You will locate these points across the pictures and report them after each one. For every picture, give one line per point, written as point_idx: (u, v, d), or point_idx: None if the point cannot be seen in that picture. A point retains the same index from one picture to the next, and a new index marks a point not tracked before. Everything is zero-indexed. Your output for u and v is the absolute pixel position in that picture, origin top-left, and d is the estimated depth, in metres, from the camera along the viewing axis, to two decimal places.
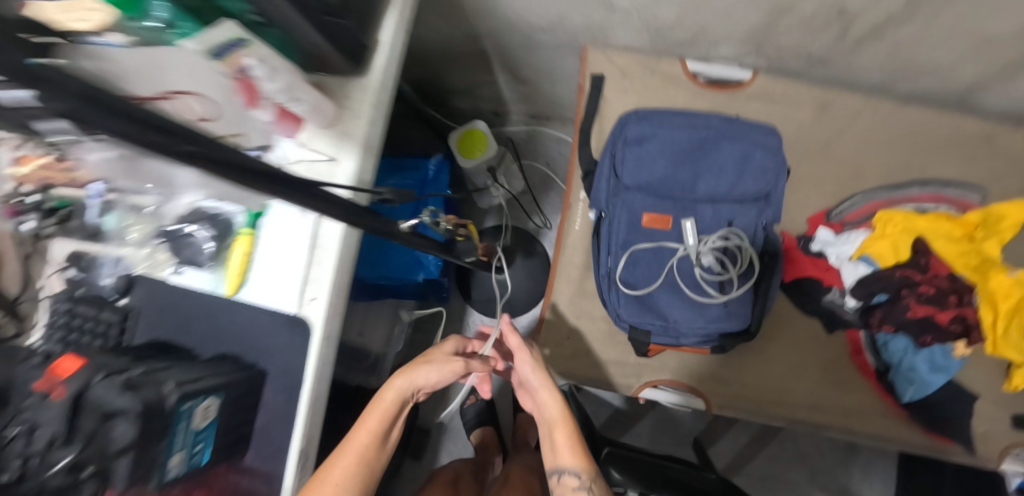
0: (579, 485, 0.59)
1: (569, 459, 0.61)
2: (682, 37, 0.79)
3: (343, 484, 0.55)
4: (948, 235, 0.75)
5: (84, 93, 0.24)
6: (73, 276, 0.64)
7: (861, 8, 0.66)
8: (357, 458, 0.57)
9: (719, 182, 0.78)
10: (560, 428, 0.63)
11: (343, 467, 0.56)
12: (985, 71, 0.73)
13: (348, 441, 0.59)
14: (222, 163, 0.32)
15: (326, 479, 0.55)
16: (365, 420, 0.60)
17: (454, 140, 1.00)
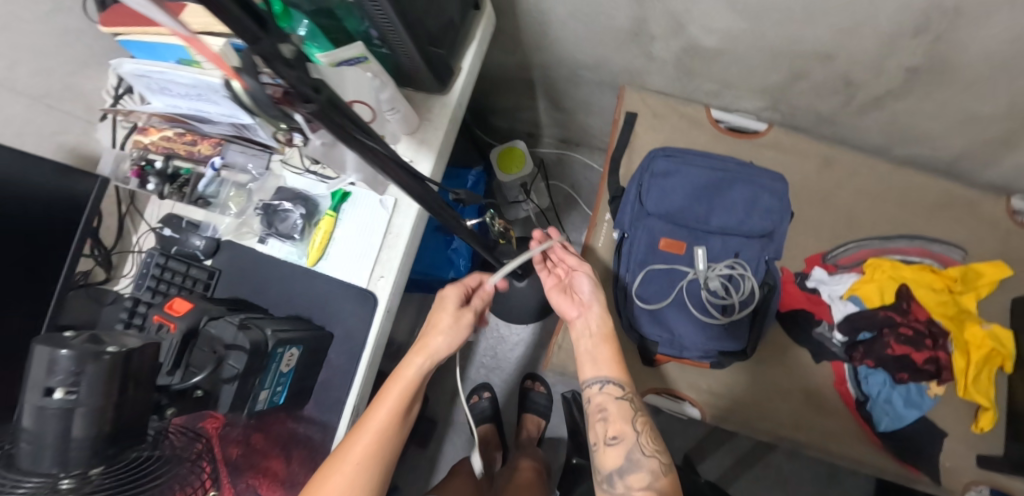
0: (623, 395, 0.66)
1: (611, 371, 0.67)
2: (710, 88, 0.91)
3: (366, 459, 0.56)
4: (928, 285, 0.87)
5: (336, 106, 0.32)
6: (166, 234, 0.71)
7: (866, 81, 0.77)
8: (376, 434, 0.58)
9: (731, 217, 0.87)
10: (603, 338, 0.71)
11: (364, 439, 0.57)
12: (968, 145, 0.84)
13: (367, 415, 0.59)
14: (393, 168, 0.41)
15: (350, 449, 0.57)
16: (384, 396, 0.60)
17: (494, 156, 1.11)
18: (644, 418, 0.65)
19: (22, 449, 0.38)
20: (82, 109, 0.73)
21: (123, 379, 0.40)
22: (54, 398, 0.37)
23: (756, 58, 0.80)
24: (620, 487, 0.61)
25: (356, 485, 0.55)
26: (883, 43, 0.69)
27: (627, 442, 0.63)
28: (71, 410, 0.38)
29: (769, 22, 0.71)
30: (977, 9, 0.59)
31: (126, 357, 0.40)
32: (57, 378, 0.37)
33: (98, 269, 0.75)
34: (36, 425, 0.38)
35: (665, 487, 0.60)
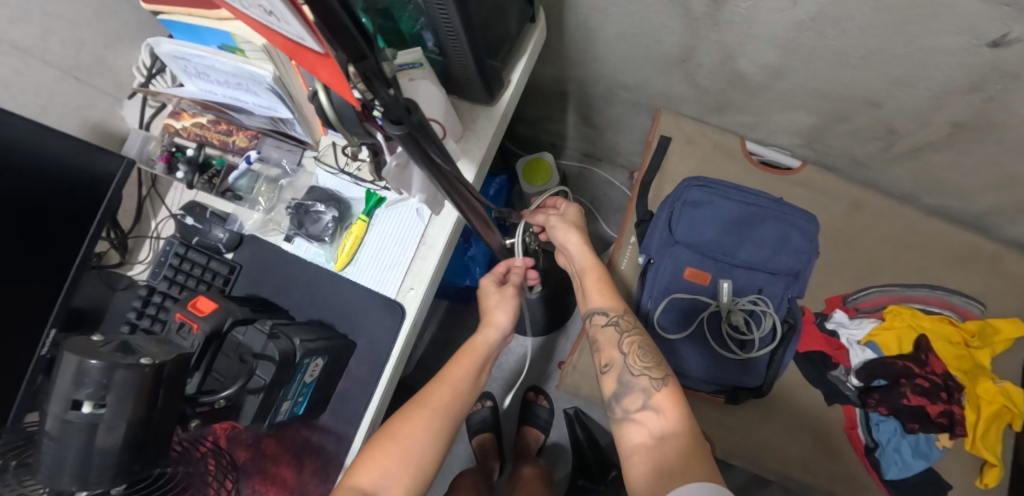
0: (607, 321, 0.69)
1: (598, 301, 0.72)
2: (748, 120, 0.90)
3: (442, 408, 0.61)
4: (945, 337, 0.87)
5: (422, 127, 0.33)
6: (189, 223, 0.68)
7: (908, 131, 0.77)
8: (450, 387, 0.64)
9: (758, 252, 0.86)
10: (591, 273, 0.74)
11: (440, 392, 0.63)
12: (1001, 202, 0.84)
13: (444, 374, 0.66)
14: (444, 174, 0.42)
15: (429, 398, 0.62)
16: (459, 358, 0.68)
17: (520, 165, 1.09)
18: (635, 338, 0.67)
19: (42, 463, 0.36)
20: (111, 85, 0.71)
21: (152, 392, 0.38)
22: (80, 413, 0.35)
23: (800, 96, 0.79)
24: (619, 411, 0.62)
25: (431, 429, 0.59)
26: (934, 96, 0.68)
27: (618, 365, 0.65)
28: (97, 425, 0.35)
29: (820, 64, 0.70)
30: None
31: (158, 370, 0.38)
32: (85, 391, 0.35)
33: (112, 252, 0.72)
34: (58, 439, 0.35)
35: (660, 401, 0.60)
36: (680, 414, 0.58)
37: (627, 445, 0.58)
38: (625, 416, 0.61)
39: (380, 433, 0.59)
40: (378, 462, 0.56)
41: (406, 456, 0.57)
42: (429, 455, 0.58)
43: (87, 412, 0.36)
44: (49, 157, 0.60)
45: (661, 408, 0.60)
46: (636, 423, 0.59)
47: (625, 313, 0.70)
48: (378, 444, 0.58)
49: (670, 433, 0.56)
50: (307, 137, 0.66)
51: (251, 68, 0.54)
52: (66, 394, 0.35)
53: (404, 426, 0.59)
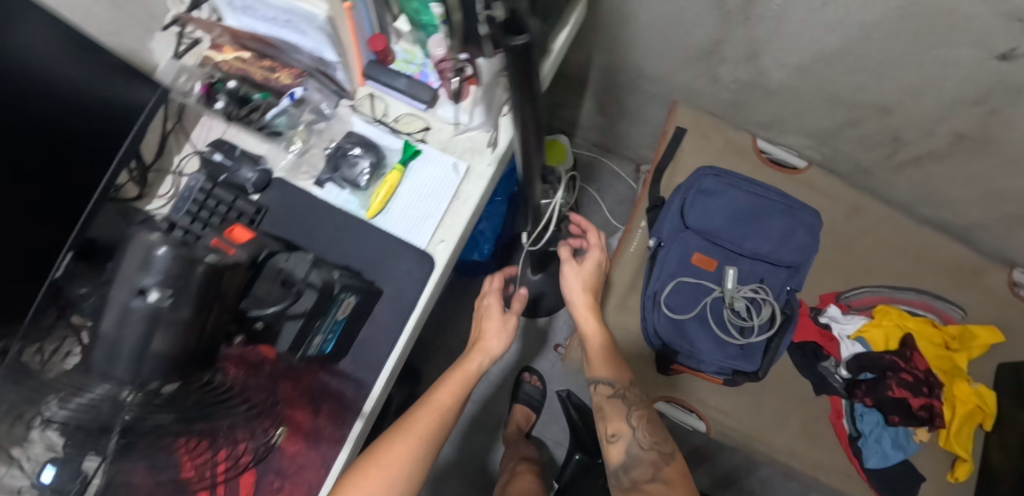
0: (612, 392, 0.71)
1: (603, 372, 0.73)
2: (763, 119, 0.93)
3: (428, 435, 0.63)
4: (928, 338, 0.92)
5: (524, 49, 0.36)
6: (217, 159, 0.67)
7: (913, 139, 0.82)
8: (437, 414, 0.65)
9: (764, 244, 0.90)
10: (594, 339, 0.76)
11: (426, 419, 0.64)
12: (987, 216, 0.90)
13: (432, 399, 0.67)
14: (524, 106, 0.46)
15: (415, 425, 0.63)
16: (448, 383, 0.69)
17: None
18: (641, 412, 0.70)
19: (99, 353, 0.35)
20: (145, 14, 0.69)
21: (213, 288, 0.38)
22: (145, 301, 0.35)
23: (817, 99, 0.83)
24: (626, 482, 0.65)
25: (415, 457, 0.61)
26: (942, 106, 0.73)
27: (625, 438, 0.68)
28: (163, 313, 0.35)
29: (841, 67, 0.74)
30: None
31: (219, 271, 0.38)
32: (153, 279, 0.35)
33: (130, 185, 0.70)
34: (119, 330, 0.35)
35: (669, 475, 0.64)
36: (685, 490, 0.63)
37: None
38: (633, 486, 0.64)
39: (365, 457, 0.60)
40: (365, 487, 0.57)
41: (393, 479, 0.58)
42: (413, 479, 0.60)
43: (152, 300, 0.35)
44: (84, 72, 0.57)
45: (669, 481, 0.63)
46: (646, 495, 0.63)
47: (631, 386, 0.72)
48: (365, 466, 0.59)
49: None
50: (348, 84, 0.66)
51: (303, 6, 0.53)
52: (135, 280, 0.35)
53: (391, 452, 0.60)
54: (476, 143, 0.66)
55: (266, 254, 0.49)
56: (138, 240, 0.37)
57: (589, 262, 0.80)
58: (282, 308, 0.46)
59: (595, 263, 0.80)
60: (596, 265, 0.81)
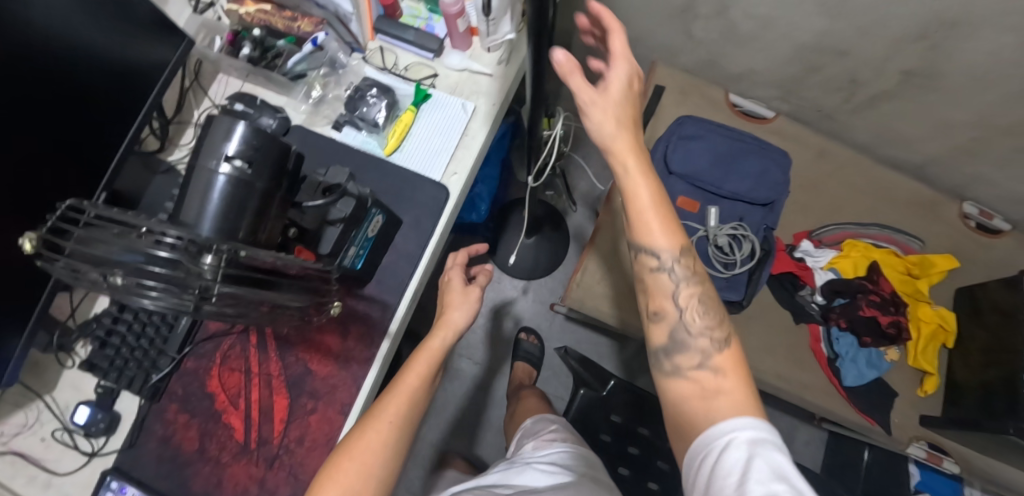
0: (658, 265, 0.57)
1: (654, 235, 0.56)
2: (735, 73, 1.02)
3: (401, 421, 0.57)
4: (892, 266, 1.03)
5: None
6: (237, 108, 0.70)
7: (867, 80, 0.91)
8: (407, 401, 0.59)
9: (742, 184, 0.98)
10: (640, 188, 0.55)
11: (394, 403, 0.58)
12: (935, 151, 1.01)
13: (397, 382, 0.61)
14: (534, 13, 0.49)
15: (382, 411, 0.57)
16: (414, 365, 0.62)
17: None
18: (693, 288, 0.57)
19: (189, 213, 0.40)
20: None
21: (280, 167, 0.44)
22: (230, 167, 0.40)
23: (783, 48, 0.91)
24: (668, 366, 0.54)
25: (390, 439, 0.55)
26: (889, 44, 0.82)
27: (670, 319, 0.56)
28: (245, 179, 0.41)
29: (801, 14, 0.83)
30: (970, 21, 0.73)
31: (286, 152, 0.44)
32: (236, 149, 0.41)
33: (152, 138, 0.74)
34: (207, 192, 0.40)
35: (720, 362, 0.52)
36: (742, 377, 0.51)
37: (681, 404, 0.51)
38: (675, 371, 0.53)
39: (336, 452, 0.54)
40: (337, 483, 0.51)
41: (369, 467, 0.53)
42: (390, 461, 0.54)
43: (233, 169, 0.41)
44: (111, 28, 0.61)
45: (722, 369, 0.51)
46: (688, 384, 0.51)
47: (684, 256, 0.57)
48: (335, 465, 0.53)
49: (727, 390, 0.49)
50: (360, 35, 0.72)
51: None
52: (221, 149, 0.41)
53: (362, 440, 0.54)
54: (481, 85, 0.73)
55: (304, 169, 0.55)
56: (217, 120, 0.42)
57: (613, 95, 0.54)
58: (327, 205, 0.51)
59: (623, 87, 0.55)
60: (624, 90, 0.55)
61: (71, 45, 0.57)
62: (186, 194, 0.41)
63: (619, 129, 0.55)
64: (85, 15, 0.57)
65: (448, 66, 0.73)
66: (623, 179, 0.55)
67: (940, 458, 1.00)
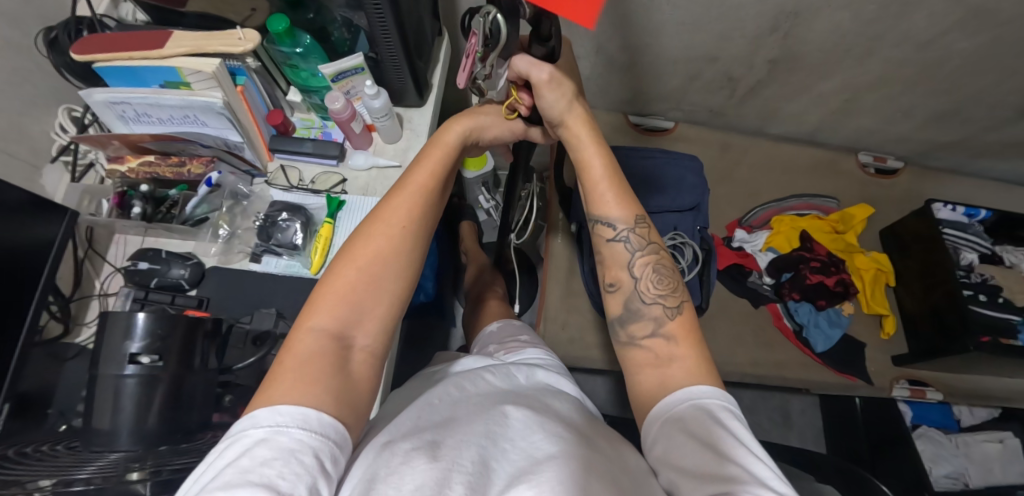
0: (614, 236, 0.58)
1: (611, 207, 0.58)
2: (628, 97, 1.10)
3: (413, 224, 0.50)
4: (821, 230, 1.10)
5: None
6: (143, 267, 0.66)
7: (742, 76, 1.00)
8: (420, 199, 0.51)
9: (665, 196, 1.02)
10: (593, 160, 0.57)
11: (407, 204, 0.50)
12: (814, 120, 1.12)
13: (406, 179, 0.52)
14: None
15: (396, 212, 0.49)
16: (426, 160, 0.53)
17: None
18: (648, 256, 0.58)
19: (101, 427, 0.42)
20: (25, 152, 0.69)
21: (190, 344, 0.47)
22: (138, 364, 0.44)
23: (662, 67, 0.99)
24: (623, 336, 0.56)
25: (401, 254, 0.48)
26: (750, 43, 0.91)
27: (626, 288, 0.58)
28: (157, 371, 0.44)
29: (668, 36, 0.90)
30: (810, 7, 0.82)
31: (199, 323, 0.48)
32: (140, 344, 0.44)
33: (52, 323, 0.66)
34: (117, 400, 0.43)
35: (672, 329, 0.53)
36: (695, 343, 0.52)
37: (636, 372, 0.52)
38: (630, 341, 0.55)
39: (339, 257, 0.47)
40: (342, 296, 0.44)
41: (379, 283, 0.46)
42: (405, 279, 0.48)
43: (142, 365, 0.44)
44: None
45: (672, 336, 0.53)
46: (642, 348, 0.53)
47: (639, 225, 0.58)
48: (338, 269, 0.46)
49: (680, 357, 0.50)
50: (256, 161, 0.71)
51: (201, 97, 0.61)
52: (124, 350, 0.44)
53: (370, 248, 0.47)
54: (392, 178, 0.72)
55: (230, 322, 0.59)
56: (112, 321, 0.45)
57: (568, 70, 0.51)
58: (259, 359, 0.57)
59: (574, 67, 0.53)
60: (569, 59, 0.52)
61: None
62: (92, 410, 0.43)
63: (571, 103, 0.54)
64: None
65: (355, 169, 0.72)
66: (577, 149, 0.56)
67: (923, 391, 1.03)
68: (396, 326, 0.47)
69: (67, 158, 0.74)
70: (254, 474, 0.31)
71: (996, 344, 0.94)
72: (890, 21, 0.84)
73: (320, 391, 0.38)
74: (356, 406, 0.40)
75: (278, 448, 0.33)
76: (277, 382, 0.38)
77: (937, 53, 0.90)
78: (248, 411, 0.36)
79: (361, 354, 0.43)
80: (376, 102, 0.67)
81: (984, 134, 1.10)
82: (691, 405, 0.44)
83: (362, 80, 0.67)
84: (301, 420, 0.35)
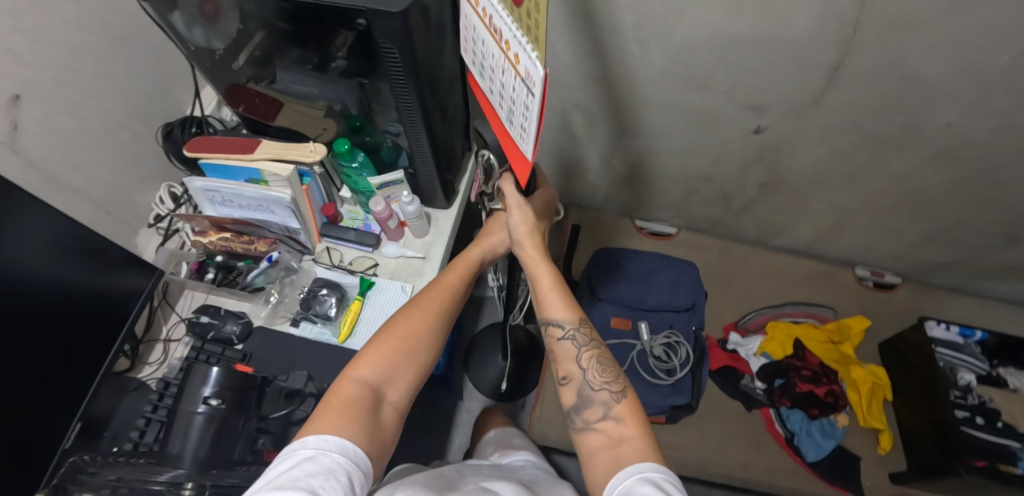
0: (564, 335, 0.64)
1: (557, 312, 0.65)
2: (633, 204, 1.24)
3: (441, 311, 0.62)
4: (815, 338, 1.15)
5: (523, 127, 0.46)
6: (204, 320, 0.80)
7: (736, 194, 1.12)
8: (447, 292, 0.64)
9: (662, 296, 1.13)
10: (544, 278, 0.68)
11: (438, 295, 0.63)
12: (808, 236, 1.22)
13: (435, 282, 0.65)
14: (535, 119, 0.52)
15: (429, 300, 0.62)
16: (453, 268, 0.67)
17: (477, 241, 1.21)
18: (592, 351, 0.64)
19: (173, 448, 0.55)
20: (130, 219, 0.87)
21: (246, 392, 0.61)
22: (209, 405, 0.57)
23: (661, 183, 1.14)
24: (578, 422, 0.60)
25: (431, 331, 0.60)
26: (740, 168, 1.04)
27: (577, 379, 0.63)
28: (219, 412, 0.57)
29: (664, 158, 1.06)
30: (790, 144, 0.95)
31: (253, 379, 0.62)
32: (213, 391, 0.58)
33: (123, 358, 0.80)
34: (188, 430, 0.56)
35: (620, 412, 0.58)
36: (640, 423, 0.57)
37: (592, 456, 0.55)
38: (585, 425, 0.59)
39: (381, 331, 0.58)
40: (385, 359, 0.56)
41: (412, 351, 0.57)
42: (433, 352, 0.59)
43: (210, 405, 0.57)
44: (82, 267, 0.69)
45: (620, 418, 0.58)
46: (597, 432, 0.58)
47: (582, 325, 0.65)
48: (381, 340, 0.57)
49: (630, 438, 0.55)
50: (308, 242, 0.86)
51: (274, 193, 0.77)
52: (200, 393, 0.57)
53: (410, 323, 0.58)
54: (416, 266, 0.86)
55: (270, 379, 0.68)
56: (196, 370, 0.59)
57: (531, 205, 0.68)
58: (290, 413, 0.66)
59: (542, 208, 0.72)
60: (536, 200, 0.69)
61: (63, 292, 0.66)
62: (170, 434, 0.56)
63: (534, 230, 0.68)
64: (76, 268, 0.68)
65: (387, 256, 0.86)
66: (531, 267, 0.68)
67: None
68: (415, 391, 0.58)
69: (160, 225, 0.91)
70: (301, 482, 0.40)
71: (993, 471, 0.94)
72: (865, 159, 0.95)
73: (357, 430, 0.48)
74: (381, 447, 0.50)
75: (322, 465, 0.43)
76: (323, 419, 0.48)
77: (916, 186, 0.99)
78: (300, 436, 0.46)
79: (389, 407, 0.53)
80: (409, 207, 0.82)
81: (978, 258, 1.16)
82: (636, 478, 0.49)
83: (399, 188, 0.84)
84: (341, 449, 0.45)
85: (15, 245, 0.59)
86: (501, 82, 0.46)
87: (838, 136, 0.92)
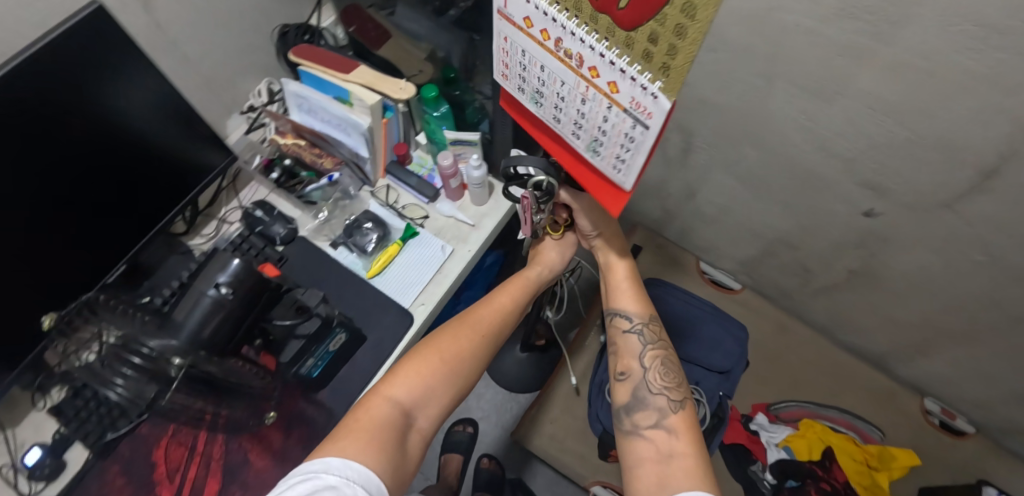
0: (629, 327, 0.65)
1: (625, 303, 0.66)
2: (706, 245, 1.18)
3: (490, 333, 0.62)
4: (849, 453, 1.02)
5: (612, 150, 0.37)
6: (257, 214, 0.83)
7: (819, 272, 1.02)
8: (498, 313, 0.65)
9: (698, 349, 1.06)
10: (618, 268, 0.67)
11: (491, 316, 0.64)
12: (883, 345, 1.09)
13: (496, 301, 0.66)
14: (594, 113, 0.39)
15: (483, 321, 0.63)
16: (509, 288, 0.68)
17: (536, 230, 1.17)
18: (657, 351, 0.64)
19: (177, 317, 0.57)
20: (230, 100, 0.93)
21: (258, 292, 0.61)
22: (218, 291, 0.58)
23: (740, 233, 1.07)
24: (628, 424, 0.57)
25: (475, 354, 0.60)
26: (833, 247, 0.94)
27: (635, 377, 0.62)
28: (224, 301, 0.58)
29: (753, 209, 0.98)
30: (899, 239, 0.84)
31: (266, 281, 0.62)
32: (225, 279, 0.58)
33: (180, 222, 0.85)
34: (194, 306, 0.57)
35: (675, 423, 0.55)
36: (694, 436, 0.54)
37: (637, 467, 0.52)
38: (633, 429, 0.56)
39: (422, 345, 0.59)
40: (420, 373, 0.56)
41: (452, 375, 0.57)
42: (471, 377, 0.59)
43: (220, 292, 0.58)
44: (171, 130, 0.72)
45: (673, 427, 0.55)
46: (644, 439, 0.55)
47: (652, 321, 0.65)
48: (421, 355, 0.58)
49: (680, 454, 0.51)
50: (371, 174, 0.87)
51: (354, 117, 0.79)
52: (214, 277, 0.58)
53: (454, 342, 0.59)
54: (462, 231, 0.85)
55: (289, 286, 0.70)
56: (220, 256, 0.60)
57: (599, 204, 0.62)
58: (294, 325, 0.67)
59: None
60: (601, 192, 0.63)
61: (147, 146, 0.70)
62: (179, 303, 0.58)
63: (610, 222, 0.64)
64: (171, 131, 0.72)
65: (438, 212, 0.86)
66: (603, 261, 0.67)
67: None
68: (448, 412, 0.58)
69: (251, 115, 0.96)
70: None
71: None
72: (983, 287, 0.81)
73: (375, 454, 0.47)
74: (402, 476, 0.49)
75: None
76: (351, 442, 0.47)
77: None
78: (324, 458, 0.45)
79: (418, 433, 0.53)
80: (474, 171, 0.80)
81: None
82: None
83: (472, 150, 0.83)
84: (368, 485, 0.44)
85: (120, 95, 0.63)
86: (579, 111, 0.36)
87: (959, 250, 0.79)
